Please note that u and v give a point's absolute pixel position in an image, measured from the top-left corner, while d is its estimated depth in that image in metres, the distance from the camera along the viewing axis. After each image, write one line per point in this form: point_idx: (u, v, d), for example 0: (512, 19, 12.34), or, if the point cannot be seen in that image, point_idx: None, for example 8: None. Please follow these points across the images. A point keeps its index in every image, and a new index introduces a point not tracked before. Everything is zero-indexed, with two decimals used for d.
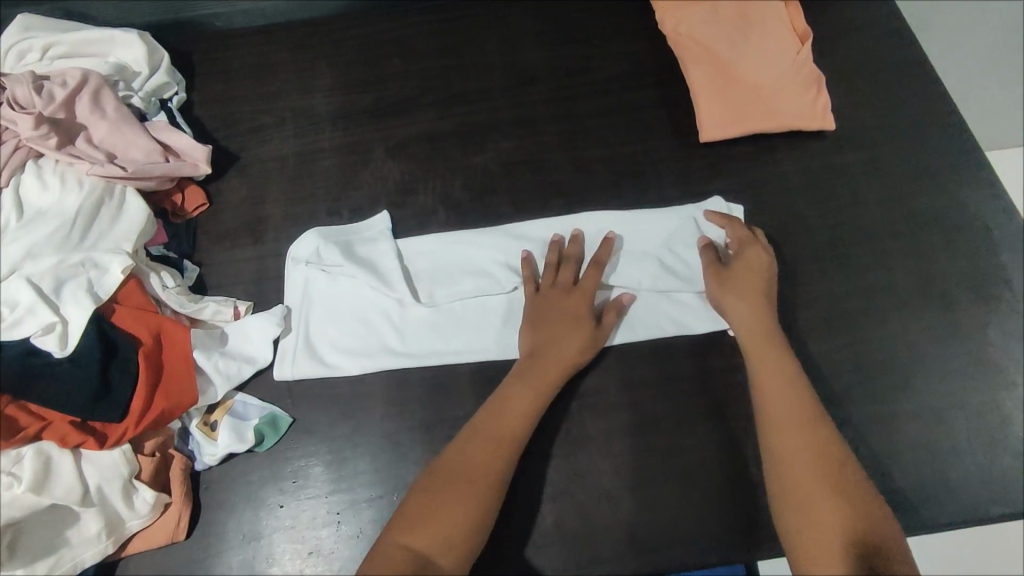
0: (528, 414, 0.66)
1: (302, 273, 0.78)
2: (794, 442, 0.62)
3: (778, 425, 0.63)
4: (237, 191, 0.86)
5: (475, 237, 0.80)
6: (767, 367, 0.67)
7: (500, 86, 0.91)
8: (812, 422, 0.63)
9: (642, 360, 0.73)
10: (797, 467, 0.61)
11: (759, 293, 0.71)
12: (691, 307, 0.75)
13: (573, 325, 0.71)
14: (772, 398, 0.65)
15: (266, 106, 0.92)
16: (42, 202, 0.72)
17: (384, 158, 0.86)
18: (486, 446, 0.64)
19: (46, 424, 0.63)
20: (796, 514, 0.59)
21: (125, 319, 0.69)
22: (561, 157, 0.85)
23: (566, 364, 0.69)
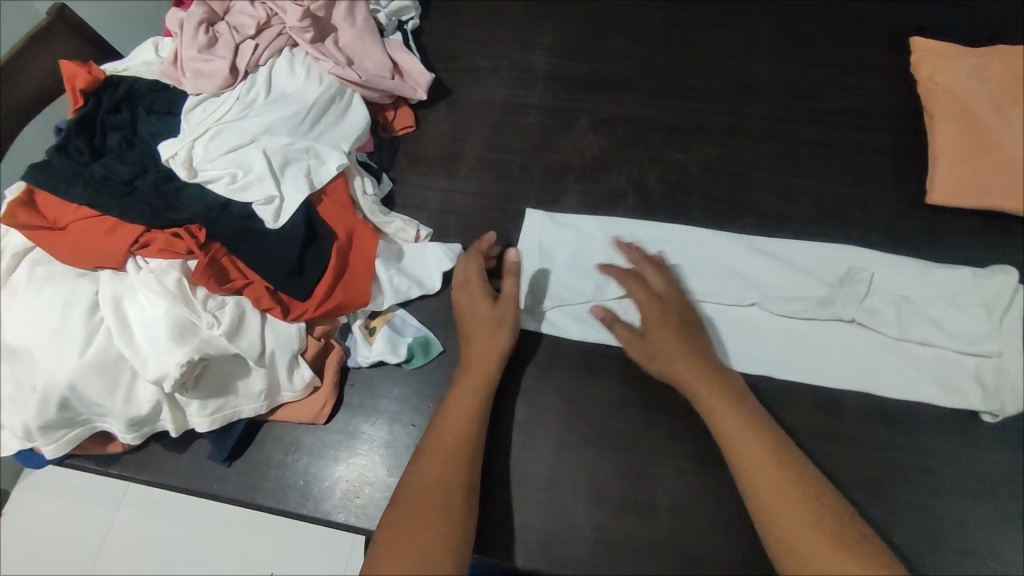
0: (479, 399, 0.67)
1: (534, 228, 0.80)
2: (759, 455, 0.61)
3: (734, 437, 0.63)
4: (442, 123, 0.89)
5: (657, 230, 0.79)
6: (711, 387, 0.65)
7: (720, 88, 0.87)
8: (765, 434, 0.63)
9: (803, 408, 0.69)
10: (770, 489, 0.60)
11: (661, 300, 0.71)
12: (936, 375, 0.70)
13: (478, 324, 0.71)
14: (716, 401, 0.65)
15: (487, 51, 0.94)
16: (288, 87, 0.79)
17: (587, 130, 0.86)
18: (461, 416, 0.65)
19: (248, 283, 0.69)
20: (781, 539, 0.58)
21: (327, 211, 0.75)
22: (765, 177, 0.81)
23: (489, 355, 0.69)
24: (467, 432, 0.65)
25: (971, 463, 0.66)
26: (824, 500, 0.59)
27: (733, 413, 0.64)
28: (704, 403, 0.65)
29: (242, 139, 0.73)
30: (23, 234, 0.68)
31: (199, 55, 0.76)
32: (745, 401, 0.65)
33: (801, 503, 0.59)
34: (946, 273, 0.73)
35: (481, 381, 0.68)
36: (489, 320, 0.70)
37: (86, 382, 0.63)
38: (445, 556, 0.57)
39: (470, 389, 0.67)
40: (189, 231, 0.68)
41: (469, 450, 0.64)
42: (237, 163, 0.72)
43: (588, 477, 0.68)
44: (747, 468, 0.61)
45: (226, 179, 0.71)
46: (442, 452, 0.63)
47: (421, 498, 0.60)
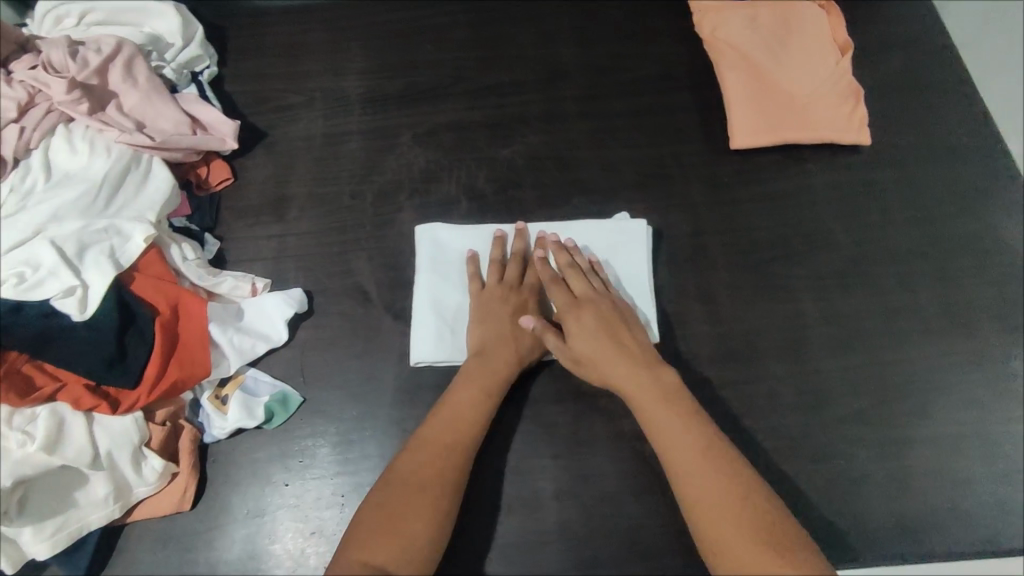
0: (478, 413, 0.64)
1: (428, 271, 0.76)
2: (690, 464, 0.56)
3: (666, 447, 0.58)
4: (261, 168, 0.87)
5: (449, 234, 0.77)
6: (636, 383, 0.62)
7: (530, 79, 0.90)
8: (699, 448, 0.56)
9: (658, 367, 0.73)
10: (683, 460, 0.56)
11: (598, 313, 0.67)
12: (765, 304, 0.75)
13: (507, 333, 0.69)
14: (652, 412, 0.60)
15: (295, 85, 0.92)
16: (70, 165, 0.73)
17: (409, 144, 0.86)
18: (457, 414, 0.64)
19: (61, 385, 0.63)
20: (687, 484, 0.56)
21: (142, 287, 0.70)
22: (585, 154, 0.84)
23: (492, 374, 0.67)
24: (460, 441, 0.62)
25: (815, 379, 0.71)
26: (727, 460, 0.56)
27: (661, 405, 0.60)
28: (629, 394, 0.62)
29: (23, 233, 0.66)
30: None
31: None
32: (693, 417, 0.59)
33: (715, 463, 0.56)
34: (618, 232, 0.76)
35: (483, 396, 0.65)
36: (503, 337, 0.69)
37: None
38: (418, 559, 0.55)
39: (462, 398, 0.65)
40: None
41: (461, 446, 0.62)
42: (22, 261, 0.65)
43: (473, 489, 0.68)
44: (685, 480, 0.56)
45: (12, 281, 0.64)
46: (432, 449, 0.61)
47: (407, 493, 0.58)
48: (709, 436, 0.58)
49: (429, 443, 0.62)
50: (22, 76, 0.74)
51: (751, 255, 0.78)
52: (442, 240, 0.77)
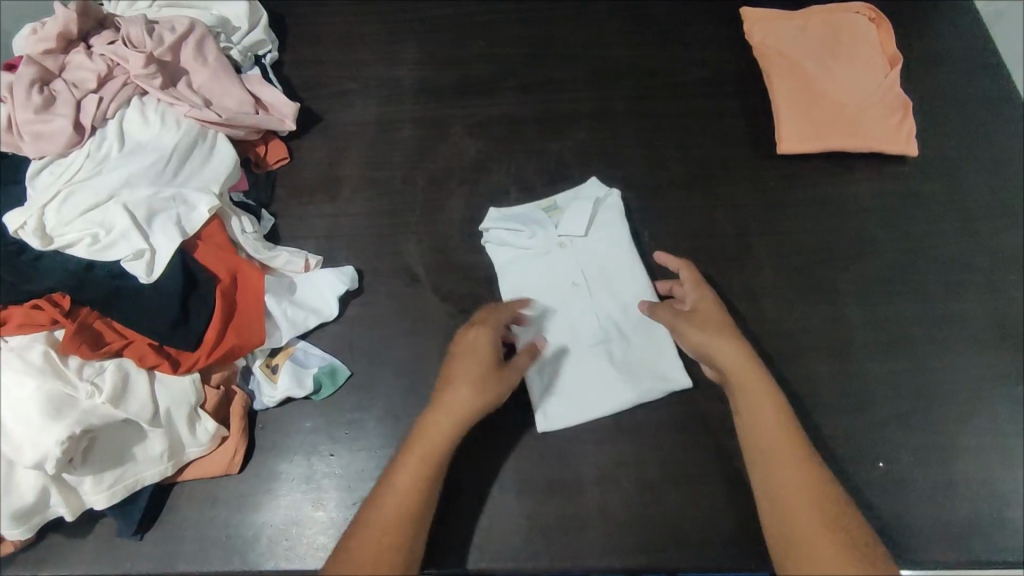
0: (426, 474, 0.60)
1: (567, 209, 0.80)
2: (788, 474, 0.57)
3: (765, 454, 0.59)
4: (317, 150, 0.89)
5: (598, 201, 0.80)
6: (749, 388, 0.62)
7: (580, 78, 0.92)
8: (799, 457, 0.58)
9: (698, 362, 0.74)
10: (785, 473, 0.58)
11: (720, 321, 0.66)
12: (809, 306, 0.76)
13: (465, 370, 0.64)
14: (756, 419, 0.61)
15: (352, 73, 0.95)
16: (142, 136, 0.76)
17: (462, 135, 0.89)
18: (412, 475, 0.60)
19: (128, 342, 0.66)
20: (769, 489, 0.58)
21: (204, 254, 0.72)
22: (633, 152, 0.86)
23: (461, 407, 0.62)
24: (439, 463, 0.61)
25: (856, 382, 0.72)
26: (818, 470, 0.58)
27: (776, 422, 0.60)
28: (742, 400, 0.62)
29: (98, 197, 0.70)
30: None
31: (37, 116, 0.72)
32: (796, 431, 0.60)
33: (804, 472, 0.57)
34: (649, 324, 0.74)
35: (426, 464, 0.61)
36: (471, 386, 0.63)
37: None
38: None
39: (421, 458, 0.61)
40: (51, 300, 0.64)
41: (417, 512, 0.59)
42: (96, 222, 0.69)
43: (513, 469, 0.69)
44: (773, 485, 0.58)
45: (87, 241, 0.68)
46: (386, 516, 0.58)
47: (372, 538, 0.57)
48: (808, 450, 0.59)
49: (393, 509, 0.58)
50: (102, 51, 0.78)
51: (796, 258, 0.78)
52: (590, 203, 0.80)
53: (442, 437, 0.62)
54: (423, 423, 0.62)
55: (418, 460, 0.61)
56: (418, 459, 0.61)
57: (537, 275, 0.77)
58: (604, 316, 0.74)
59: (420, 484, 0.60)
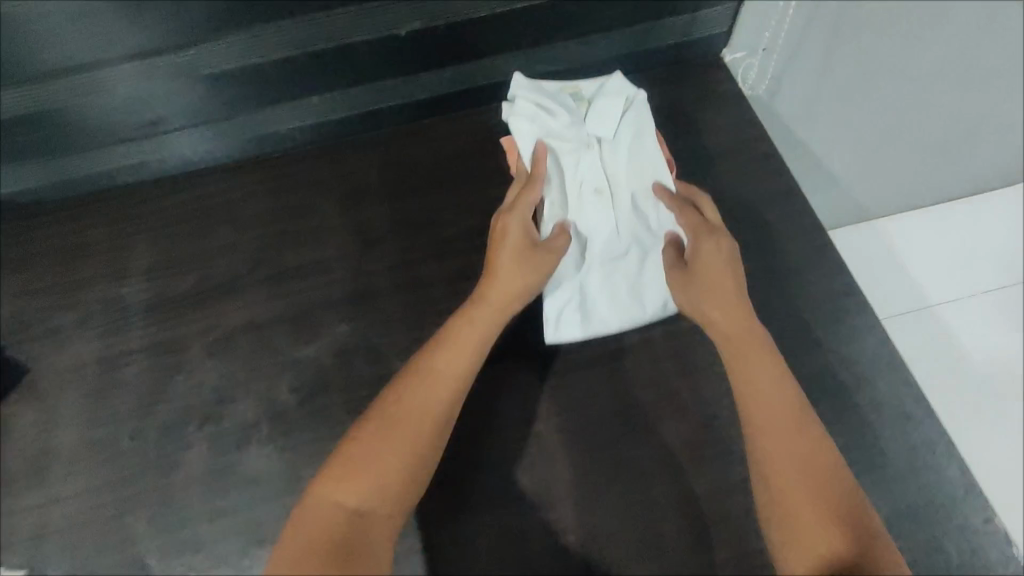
0: (436, 411, 0.58)
1: (579, 154, 0.74)
2: (806, 519, 0.53)
3: (775, 455, 0.57)
4: (21, 414, 0.72)
5: (643, 156, 0.75)
6: (785, 440, 0.57)
7: (339, 253, 0.80)
8: (835, 514, 0.53)
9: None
10: (791, 479, 0.55)
11: (754, 340, 0.63)
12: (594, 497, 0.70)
13: (510, 275, 0.65)
14: (779, 447, 0.57)
15: (66, 299, 0.79)
16: None
17: (202, 356, 0.74)
18: (393, 447, 0.56)
19: None
20: (777, 486, 0.56)
21: None
22: (403, 338, 0.75)
23: (478, 333, 0.64)
24: (457, 385, 0.61)
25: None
26: (853, 517, 0.53)
27: (811, 448, 0.57)
28: (745, 387, 0.61)
29: None
30: None
31: None
32: (843, 477, 0.56)
33: (828, 517, 0.53)
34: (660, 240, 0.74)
35: (428, 426, 0.58)
36: (523, 254, 0.66)
37: None
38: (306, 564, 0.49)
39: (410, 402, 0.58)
40: None
41: (405, 474, 0.56)
42: None
43: None
44: (779, 500, 0.55)
45: None
46: (351, 469, 0.55)
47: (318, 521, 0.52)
48: (843, 479, 0.55)
49: (337, 493, 0.53)
50: None
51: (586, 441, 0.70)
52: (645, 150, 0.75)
53: (463, 366, 0.61)
54: (444, 344, 0.62)
55: (450, 394, 0.60)
56: (450, 394, 0.60)
57: (567, 172, 0.73)
58: (627, 227, 0.74)
59: (417, 442, 0.57)
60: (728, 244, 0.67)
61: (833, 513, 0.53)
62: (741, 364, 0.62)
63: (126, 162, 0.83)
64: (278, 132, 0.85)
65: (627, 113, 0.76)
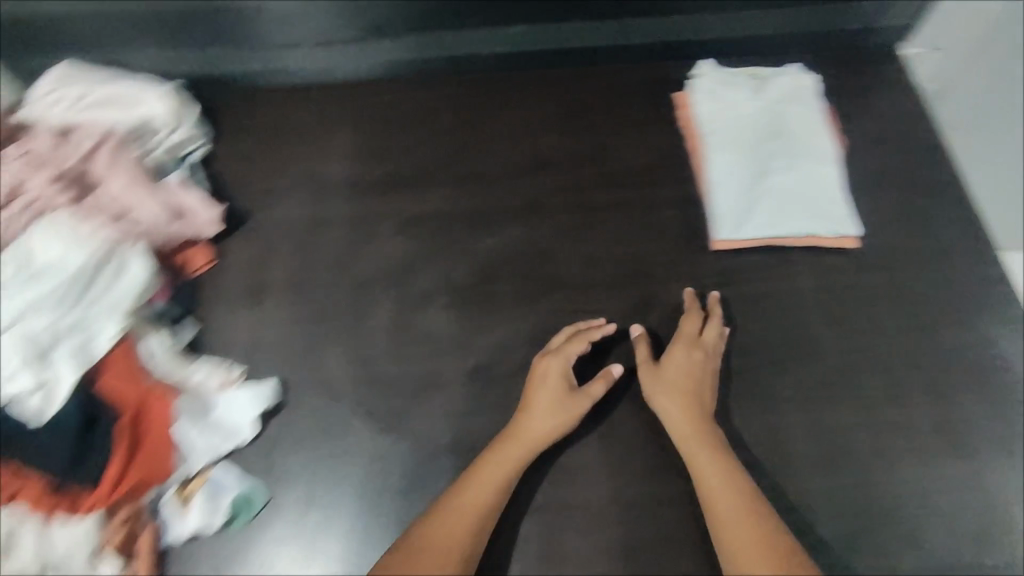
0: (497, 482, 0.67)
1: (751, 106, 0.87)
2: (752, 560, 0.60)
3: (730, 522, 0.63)
4: (242, 252, 0.86)
5: (812, 113, 0.85)
6: (722, 491, 0.65)
7: (515, 169, 0.90)
8: (777, 554, 0.60)
9: (619, 477, 0.73)
10: (744, 537, 0.62)
11: (694, 400, 0.70)
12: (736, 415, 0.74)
13: (542, 392, 0.71)
14: (716, 499, 0.64)
15: (280, 166, 0.93)
16: (46, 257, 0.72)
17: (393, 232, 0.86)
18: (462, 510, 0.65)
19: (21, 488, 0.64)
20: (731, 547, 0.62)
21: (110, 385, 0.70)
22: (567, 250, 0.84)
23: (521, 453, 0.69)
24: (516, 467, 0.68)
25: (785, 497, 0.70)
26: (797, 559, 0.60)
27: (745, 509, 0.63)
28: (697, 466, 0.67)
29: None
30: None
31: None
32: (784, 539, 0.62)
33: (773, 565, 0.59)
34: (826, 179, 0.82)
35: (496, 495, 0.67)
36: (561, 389, 0.72)
37: None
38: None
39: (479, 479, 0.67)
40: None
41: (471, 529, 0.64)
42: None
43: None
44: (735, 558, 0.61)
45: None
46: (439, 539, 0.63)
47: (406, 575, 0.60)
48: (778, 536, 0.62)
49: (412, 546, 0.62)
50: (10, 168, 0.76)
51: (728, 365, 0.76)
52: (812, 113, 0.85)
53: (517, 450, 0.69)
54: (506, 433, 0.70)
55: (507, 474, 0.68)
56: (508, 474, 0.68)
57: (731, 117, 0.87)
58: (789, 159, 0.83)
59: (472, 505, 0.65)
60: (716, 327, 0.75)
61: (771, 551, 0.60)
62: (681, 436, 0.69)
63: (329, 62, 0.96)
64: (461, 53, 0.94)
65: (801, 84, 0.87)
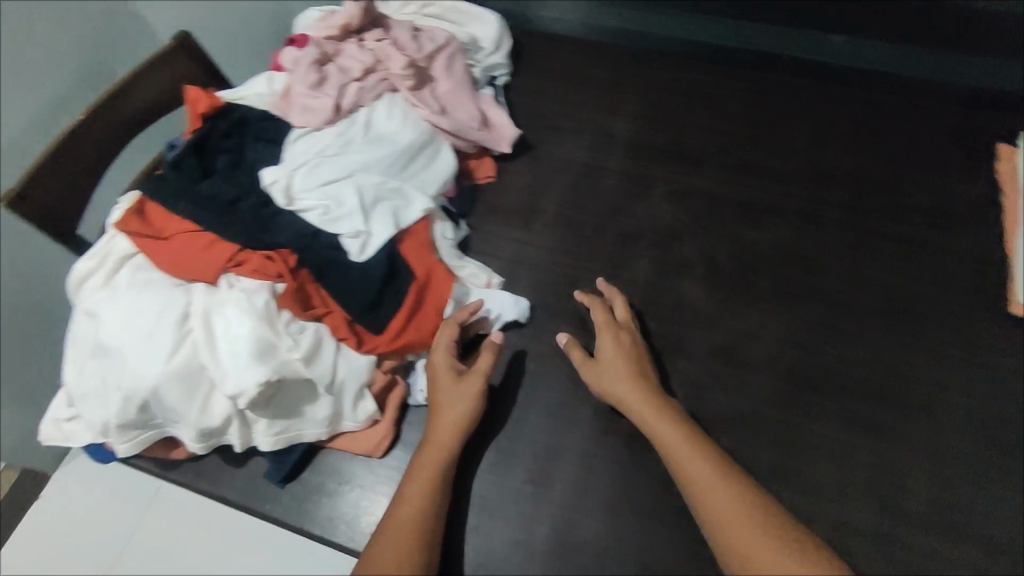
0: (447, 448, 0.69)
1: None
2: (739, 530, 0.61)
3: (709, 491, 0.63)
4: (521, 176, 0.93)
5: None
6: (700, 468, 0.64)
7: (795, 174, 0.91)
8: (755, 520, 0.62)
9: (852, 499, 0.70)
10: (713, 498, 0.63)
11: (639, 369, 0.72)
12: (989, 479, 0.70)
13: (444, 397, 0.71)
14: (693, 474, 0.65)
15: (570, 112, 0.99)
16: (386, 128, 0.82)
17: (662, 199, 0.90)
18: (428, 472, 0.67)
19: (328, 312, 0.71)
20: (716, 522, 0.62)
21: (409, 250, 0.77)
22: (837, 263, 0.83)
23: (456, 417, 0.70)
24: (459, 424, 0.70)
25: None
26: (775, 521, 0.62)
27: (718, 476, 0.64)
28: (664, 441, 0.67)
29: (337, 173, 0.76)
30: (130, 240, 0.71)
31: (309, 92, 0.80)
32: (759, 503, 0.63)
33: (762, 539, 0.60)
34: None
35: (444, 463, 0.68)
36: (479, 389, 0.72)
37: (169, 388, 0.64)
38: (421, 554, 0.63)
39: (439, 444, 0.69)
40: (282, 255, 0.70)
41: (435, 486, 0.67)
42: (332, 197, 0.75)
43: (639, 550, 0.68)
44: (709, 516, 0.63)
45: (320, 210, 0.74)
46: (418, 494, 0.66)
47: (401, 535, 0.64)
48: (751, 492, 0.64)
49: (407, 509, 0.65)
50: (372, 47, 0.87)
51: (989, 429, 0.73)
52: None
53: (455, 422, 0.70)
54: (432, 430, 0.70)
55: (439, 451, 0.69)
56: (449, 444, 0.69)
57: None
58: None
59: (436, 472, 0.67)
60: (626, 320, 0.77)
61: (760, 516, 0.62)
62: (628, 404, 0.70)
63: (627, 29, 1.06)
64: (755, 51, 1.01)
65: None
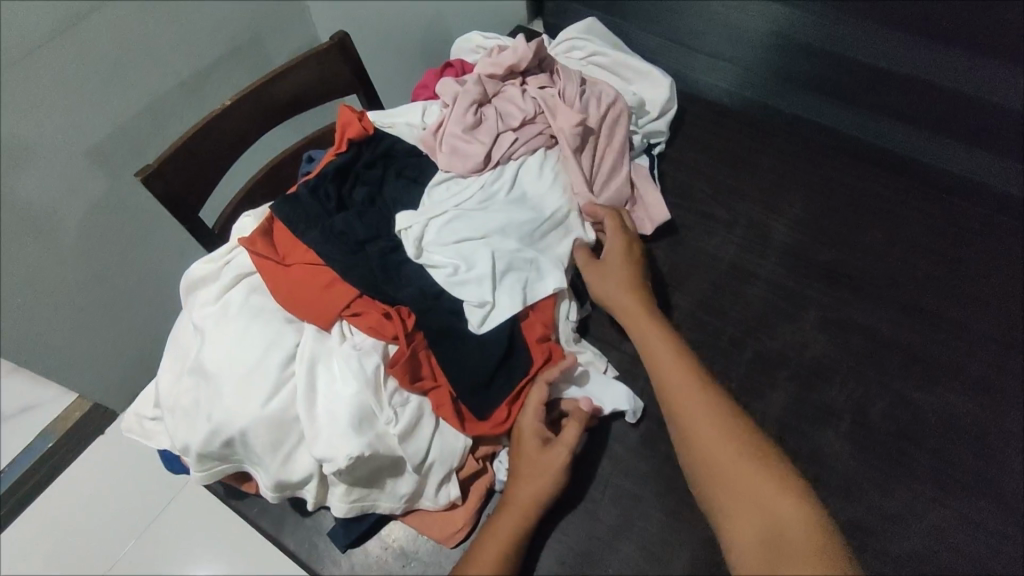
0: (522, 519, 0.64)
1: None
2: (727, 465, 0.60)
3: (700, 429, 0.62)
4: (661, 261, 0.85)
5: None
6: (685, 391, 0.65)
7: (982, 331, 0.78)
8: (749, 461, 0.60)
9: None
10: (704, 433, 0.62)
11: (640, 286, 0.74)
12: None
13: (527, 464, 0.66)
14: (687, 409, 0.64)
15: (726, 199, 0.90)
16: (532, 189, 0.76)
17: (817, 324, 0.79)
18: (500, 531, 0.64)
19: (435, 385, 0.65)
20: (704, 462, 0.61)
21: (530, 329, 0.70)
22: (1019, 457, 0.70)
23: (533, 495, 0.65)
24: (537, 499, 0.65)
25: None
26: (772, 466, 0.60)
27: (710, 412, 0.63)
28: (713, 464, 0.61)
29: (474, 233, 0.71)
30: (253, 260, 0.68)
31: (463, 135, 0.75)
32: (748, 444, 0.61)
33: (754, 476, 0.59)
34: None
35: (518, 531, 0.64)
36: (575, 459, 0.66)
37: (257, 434, 0.61)
38: None
39: (513, 508, 0.65)
40: (400, 314, 0.65)
41: (506, 552, 0.63)
42: (464, 257, 0.69)
43: None
44: (701, 458, 0.62)
45: (449, 270, 0.69)
46: (486, 553, 0.62)
47: None
48: (749, 435, 0.62)
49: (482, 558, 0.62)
50: (535, 95, 0.80)
51: None
52: None
53: (532, 497, 0.65)
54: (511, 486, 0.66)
55: (514, 516, 0.64)
56: (520, 514, 0.64)
57: None
58: None
59: (508, 538, 0.63)
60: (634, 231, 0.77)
61: (749, 457, 0.60)
62: (633, 327, 0.71)
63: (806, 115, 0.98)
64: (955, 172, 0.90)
65: None
